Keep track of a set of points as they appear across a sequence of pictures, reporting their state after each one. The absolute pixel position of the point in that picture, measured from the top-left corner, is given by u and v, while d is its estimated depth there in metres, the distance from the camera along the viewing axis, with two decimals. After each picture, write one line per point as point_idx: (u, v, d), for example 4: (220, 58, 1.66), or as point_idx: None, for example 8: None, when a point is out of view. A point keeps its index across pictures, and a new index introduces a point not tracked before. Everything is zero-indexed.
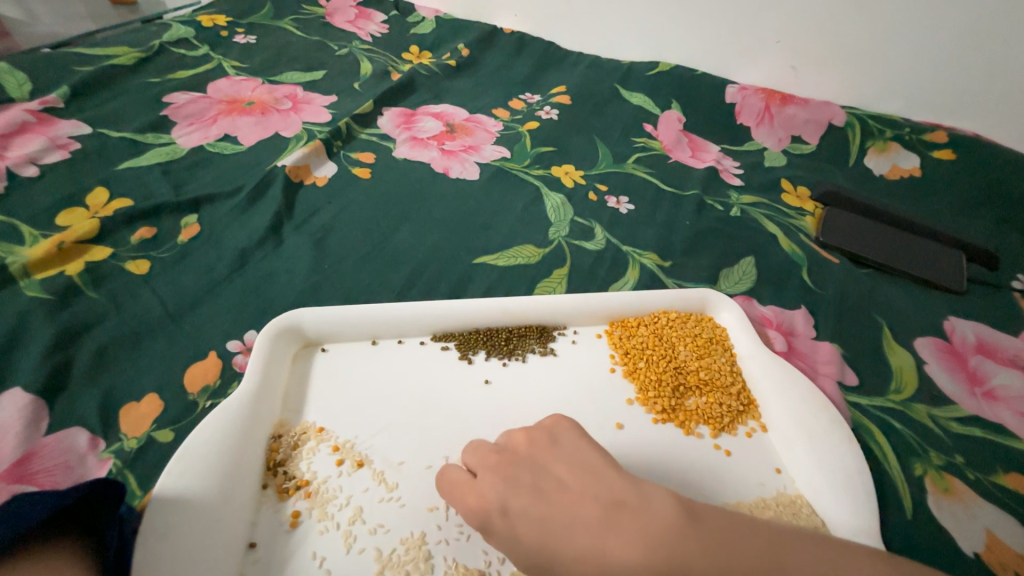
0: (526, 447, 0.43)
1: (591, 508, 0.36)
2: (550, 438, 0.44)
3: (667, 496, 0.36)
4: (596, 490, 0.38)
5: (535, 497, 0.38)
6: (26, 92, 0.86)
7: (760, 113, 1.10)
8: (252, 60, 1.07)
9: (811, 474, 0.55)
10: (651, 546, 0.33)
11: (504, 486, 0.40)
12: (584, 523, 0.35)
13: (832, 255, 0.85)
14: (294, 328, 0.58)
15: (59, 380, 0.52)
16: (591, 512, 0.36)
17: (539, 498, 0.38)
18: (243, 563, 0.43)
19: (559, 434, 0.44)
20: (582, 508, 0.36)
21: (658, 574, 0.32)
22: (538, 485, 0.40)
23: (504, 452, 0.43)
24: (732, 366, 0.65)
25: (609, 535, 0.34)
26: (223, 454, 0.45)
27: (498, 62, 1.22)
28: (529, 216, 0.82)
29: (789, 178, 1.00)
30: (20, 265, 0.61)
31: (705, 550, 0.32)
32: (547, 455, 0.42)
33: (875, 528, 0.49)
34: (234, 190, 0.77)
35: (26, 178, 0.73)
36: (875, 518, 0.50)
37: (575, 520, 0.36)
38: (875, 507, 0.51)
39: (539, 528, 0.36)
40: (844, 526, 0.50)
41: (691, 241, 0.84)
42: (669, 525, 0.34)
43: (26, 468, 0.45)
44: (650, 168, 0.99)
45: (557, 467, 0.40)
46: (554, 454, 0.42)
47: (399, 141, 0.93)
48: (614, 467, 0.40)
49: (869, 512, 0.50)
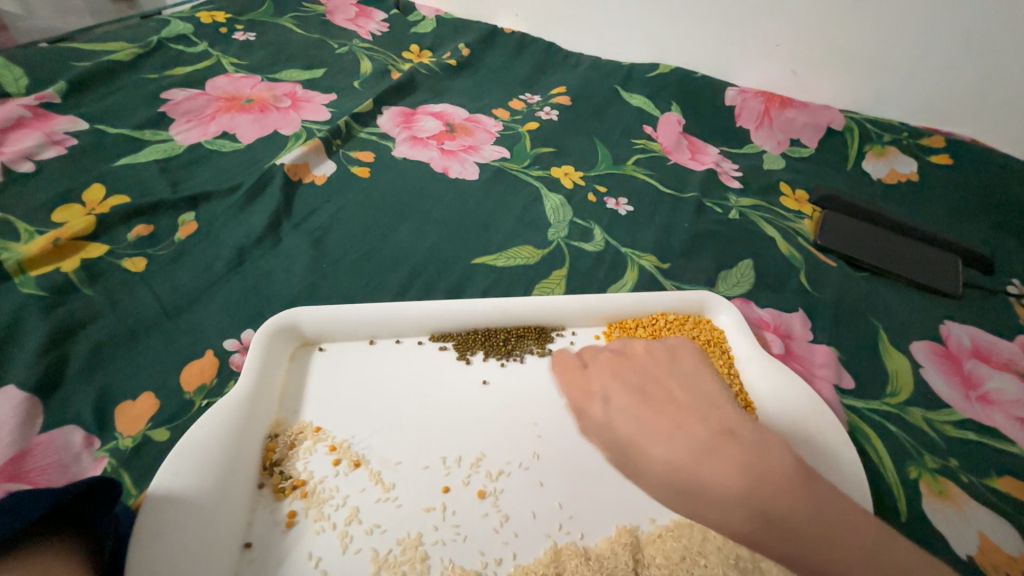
0: (648, 359, 0.55)
1: (702, 431, 0.44)
2: (673, 353, 0.55)
3: (782, 456, 0.41)
4: (710, 419, 0.45)
5: (643, 406, 0.49)
6: (22, 87, 0.85)
7: (759, 116, 1.10)
8: (251, 57, 1.07)
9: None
10: (740, 479, 0.40)
11: (607, 382, 0.53)
12: (684, 441, 0.44)
13: (830, 258, 0.85)
14: (291, 327, 0.58)
15: (53, 378, 0.52)
16: (699, 436, 0.44)
17: (643, 404, 0.49)
18: (238, 563, 0.42)
19: (680, 354, 0.55)
20: (694, 425, 0.45)
21: (749, 500, 0.39)
22: (649, 400, 0.49)
23: (617, 357, 0.56)
24: (730, 368, 0.65)
25: (709, 460, 0.42)
26: (219, 453, 0.45)
27: (499, 62, 1.22)
28: (528, 216, 0.82)
29: (788, 182, 1.00)
30: (15, 261, 0.60)
31: (785, 501, 0.38)
32: (670, 372, 0.53)
33: None
34: (232, 187, 0.77)
35: (23, 174, 0.72)
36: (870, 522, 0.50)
37: (670, 438, 0.45)
38: (871, 510, 0.51)
39: (633, 428, 0.47)
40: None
41: (689, 243, 0.84)
42: (750, 464, 0.40)
43: (20, 466, 0.45)
44: (649, 170, 0.99)
45: (676, 386, 0.50)
46: (675, 374, 0.52)
47: (398, 140, 0.93)
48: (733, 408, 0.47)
49: (864, 515, 0.50)
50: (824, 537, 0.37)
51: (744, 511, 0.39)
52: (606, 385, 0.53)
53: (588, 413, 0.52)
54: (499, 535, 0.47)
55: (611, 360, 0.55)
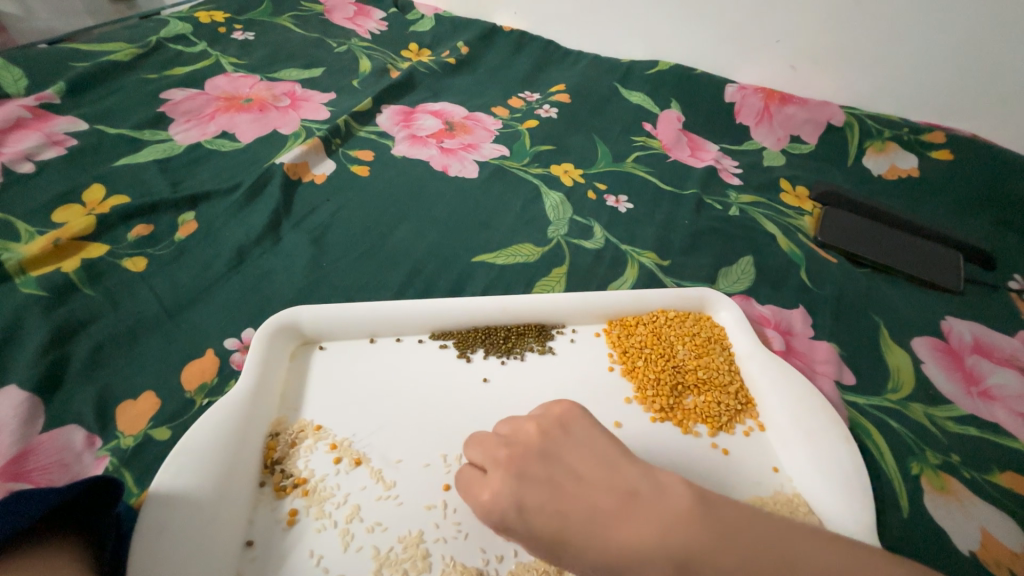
0: (539, 432, 0.43)
1: (606, 500, 0.36)
2: (561, 424, 0.43)
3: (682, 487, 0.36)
4: (607, 482, 0.37)
5: (551, 492, 0.37)
6: (21, 88, 0.85)
7: (759, 112, 1.10)
8: (250, 56, 1.07)
9: (809, 473, 0.55)
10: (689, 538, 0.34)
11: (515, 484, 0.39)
12: (612, 517, 0.36)
13: (831, 255, 0.85)
14: (292, 326, 0.58)
15: (54, 378, 0.52)
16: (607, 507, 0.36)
17: (552, 492, 0.37)
18: (240, 562, 0.42)
19: (569, 422, 0.43)
20: (599, 501, 0.36)
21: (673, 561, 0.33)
22: (552, 477, 0.39)
23: (515, 444, 0.42)
24: (731, 365, 0.65)
25: (628, 531, 0.34)
26: (220, 452, 0.45)
27: (497, 60, 1.21)
28: (528, 214, 0.82)
29: (788, 178, 1.00)
30: (15, 262, 0.60)
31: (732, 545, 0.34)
32: (564, 442, 0.42)
33: (871, 527, 0.49)
34: (232, 187, 0.77)
35: (23, 174, 0.72)
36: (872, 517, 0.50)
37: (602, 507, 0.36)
38: (872, 506, 0.51)
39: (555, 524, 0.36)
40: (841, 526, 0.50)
41: (690, 240, 0.84)
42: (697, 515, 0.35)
43: (22, 465, 0.45)
44: (649, 167, 0.99)
45: (572, 458, 0.40)
46: (570, 442, 0.41)
47: (398, 138, 0.93)
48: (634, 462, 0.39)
49: (866, 511, 0.50)
50: (778, 573, 0.32)
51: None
52: (505, 486, 0.39)
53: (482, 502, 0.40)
54: (500, 532, 0.47)
55: (510, 457, 0.41)
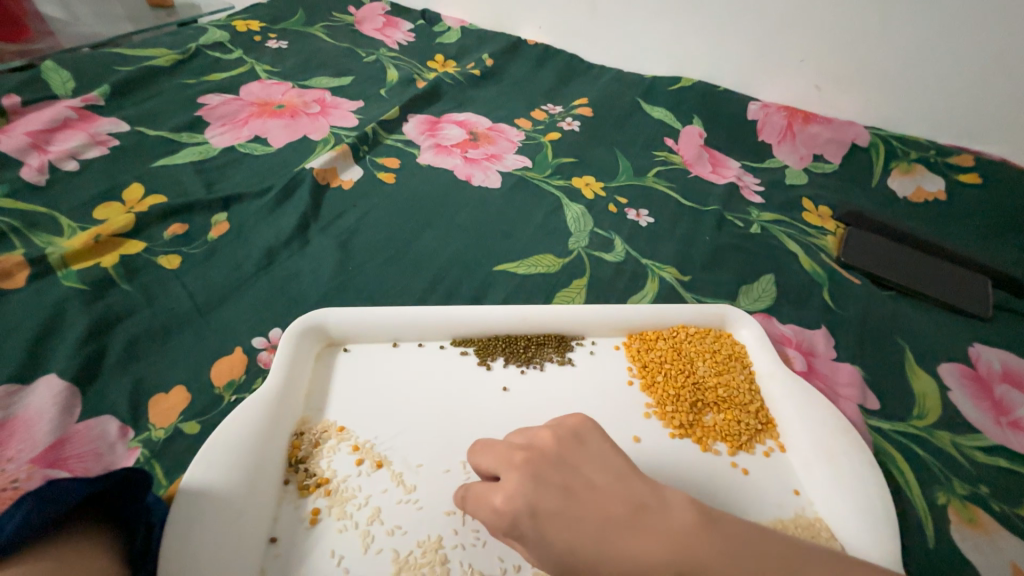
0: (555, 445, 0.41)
1: (618, 508, 0.35)
2: (576, 432, 0.42)
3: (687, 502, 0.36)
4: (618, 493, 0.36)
5: (563, 497, 0.36)
6: (69, 90, 0.89)
7: (782, 131, 1.10)
8: (283, 64, 1.10)
9: (832, 497, 0.54)
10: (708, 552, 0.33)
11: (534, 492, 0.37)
12: (604, 530, 0.34)
13: (854, 276, 0.84)
14: (319, 328, 0.59)
15: (90, 369, 0.54)
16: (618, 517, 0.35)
17: (565, 496, 0.36)
18: (264, 558, 0.43)
19: (584, 433, 0.42)
20: (610, 508, 0.35)
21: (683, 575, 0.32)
22: (559, 481, 0.38)
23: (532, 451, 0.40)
24: (751, 384, 0.65)
25: (642, 545, 0.33)
26: (248, 448, 0.46)
27: (521, 73, 1.24)
28: (549, 225, 0.83)
29: (811, 197, 0.99)
30: (58, 255, 0.63)
31: (753, 561, 0.32)
32: (576, 451, 0.40)
33: (896, 556, 0.48)
34: (263, 189, 0.79)
35: (67, 172, 0.76)
36: (898, 545, 0.49)
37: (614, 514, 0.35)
38: (897, 533, 0.50)
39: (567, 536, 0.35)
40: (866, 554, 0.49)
41: (710, 256, 0.84)
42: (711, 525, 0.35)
43: (59, 452, 0.46)
44: (670, 182, 0.99)
45: (587, 467, 0.38)
46: (583, 452, 0.40)
47: (423, 147, 0.95)
48: (640, 475, 0.38)
49: (891, 539, 0.49)
50: None
51: None
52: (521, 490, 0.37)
53: (491, 507, 0.38)
54: None
55: (527, 460, 0.39)
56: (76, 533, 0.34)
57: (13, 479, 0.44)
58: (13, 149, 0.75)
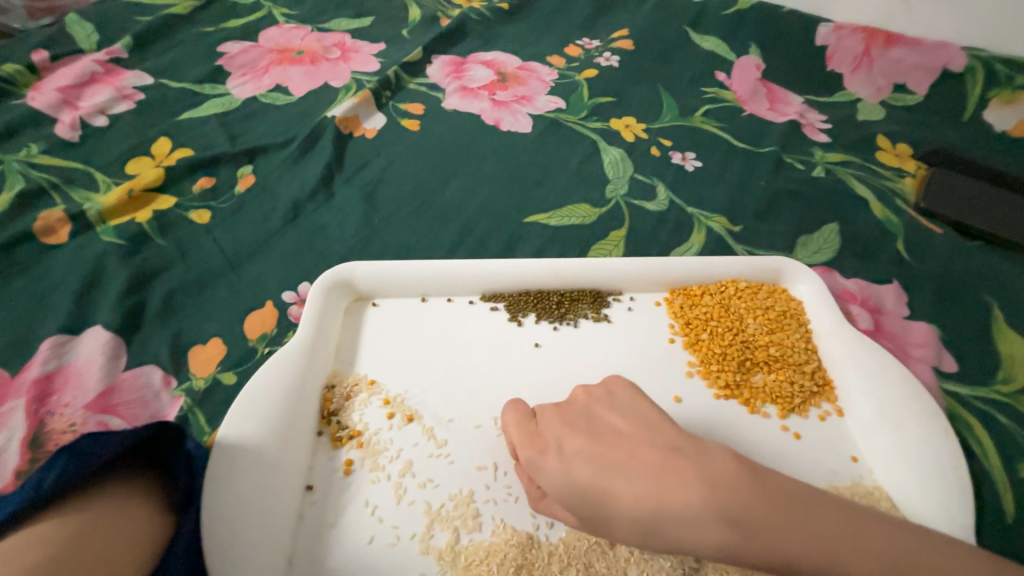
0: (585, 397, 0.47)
1: (648, 454, 0.40)
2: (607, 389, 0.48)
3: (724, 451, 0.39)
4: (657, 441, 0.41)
5: (590, 440, 0.42)
6: (93, 43, 0.88)
7: (857, 57, 0.95)
8: (301, 6, 1.04)
9: (895, 465, 0.50)
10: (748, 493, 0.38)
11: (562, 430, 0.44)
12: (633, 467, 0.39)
13: (935, 224, 0.74)
14: (346, 282, 0.58)
15: (132, 322, 0.55)
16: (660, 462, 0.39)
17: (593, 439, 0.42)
18: (302, 505, 0.44)
19: (614, 389, 0.47)
20: (640, 453, 0.40)
21: (713, 513, 0.36)
22: (599, 432, 0.43)
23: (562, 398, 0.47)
24: (808, 343, 0.59)
25: (671, 485, 0.37)
26: (281, 401, 0.46)
27: (554, 3, 1.12)
28: (584, 172, 0.76)
29: (887, 135, 0.87)
30: (96, 211, 0.64)
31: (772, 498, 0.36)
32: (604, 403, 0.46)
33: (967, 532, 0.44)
34: (286, 140, 0.77)
35: (98, 128, 0.76)
36: (968, 519, 0.45)
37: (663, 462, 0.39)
38: (973, 512, 0.45)
39: (592, 469, 0.40)
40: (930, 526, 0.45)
41: (765, 203, 0.75)
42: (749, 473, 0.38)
43: (109, 399, 0.49)
44: (721, 121, 0.89)
45: (613, 416, 0.44)
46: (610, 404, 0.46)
47: (448, 91, 0.89)
48: (672, 424, 0.43)
49: (965, 517, 0.45)
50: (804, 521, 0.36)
51: (718, 525, 0.35)
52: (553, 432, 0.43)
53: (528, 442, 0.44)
54: None
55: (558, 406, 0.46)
56: (113, 484, 0.34)
57: (71, 423, 0.46)
58: (47, 106, 0.76)
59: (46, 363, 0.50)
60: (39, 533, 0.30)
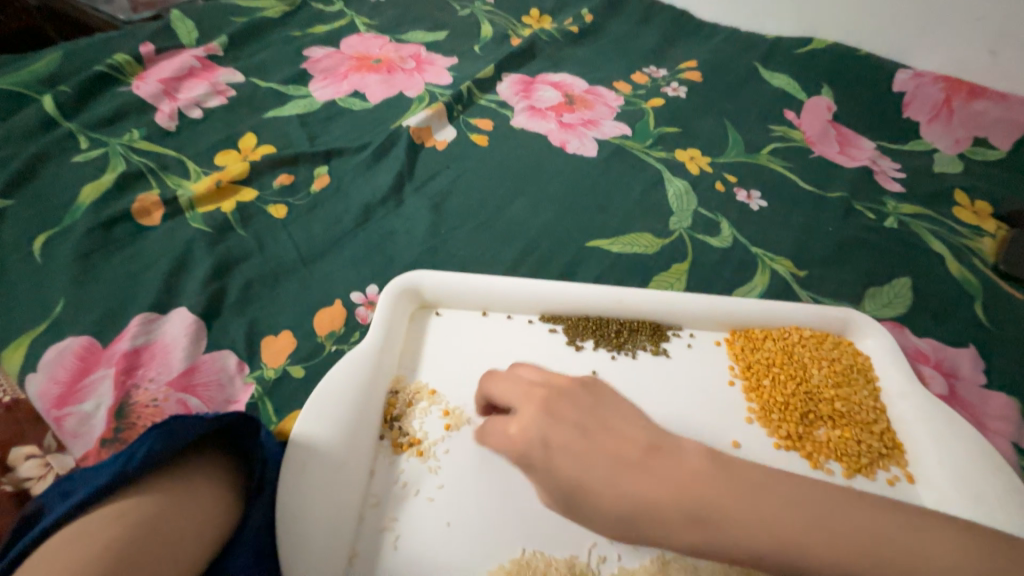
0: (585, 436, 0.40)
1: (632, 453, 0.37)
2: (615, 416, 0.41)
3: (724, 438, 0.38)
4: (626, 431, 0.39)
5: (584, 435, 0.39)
6: (192, 40, 0.94)
7: (937, 107, 0.94)
8: (381, 17, 1.09)
9: (945, 491, 0.50)
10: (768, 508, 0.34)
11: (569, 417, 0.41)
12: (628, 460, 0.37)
13: (1014, 289, 0.70)
14: (414, 289, 0.59)
15: (214, 307, 0.58)
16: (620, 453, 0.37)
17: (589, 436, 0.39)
18: (363, 506, 0.46)
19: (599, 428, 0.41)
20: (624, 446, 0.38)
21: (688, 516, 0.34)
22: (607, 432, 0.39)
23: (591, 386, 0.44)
24: (876, 402, 0.57)
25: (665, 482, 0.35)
26: (350, 402, 0.48)
27: (624, 30, 1.13)
28: (648, 201, 0.77)
29: (965, 190, 0.83)
30: (187, 198, 0.68)
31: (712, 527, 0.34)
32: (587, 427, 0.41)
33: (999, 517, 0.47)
34: (362, 145, 0.80)
35: (192, 119, 0.81)
36: (1004, 498, 0.48)
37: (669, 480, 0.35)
38: (993, 483, 0.49)
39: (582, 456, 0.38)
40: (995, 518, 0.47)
41: (833, 250, 0.73)
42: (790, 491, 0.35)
43: (189, 379, 0.52)
44: (789, 161, 0.87)
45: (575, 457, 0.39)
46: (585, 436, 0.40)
47: (517, 109, 0.91)
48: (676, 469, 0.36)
49: (999, 499, 0.48)
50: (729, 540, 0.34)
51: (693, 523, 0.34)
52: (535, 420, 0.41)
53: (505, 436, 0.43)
54: (613, 545, 0.45)
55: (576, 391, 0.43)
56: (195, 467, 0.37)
57: (154, 398, 0.50)
58: (149, 96, 0.82)
59: (136, 337, 0.54)
60: (121, 506, 0.33)
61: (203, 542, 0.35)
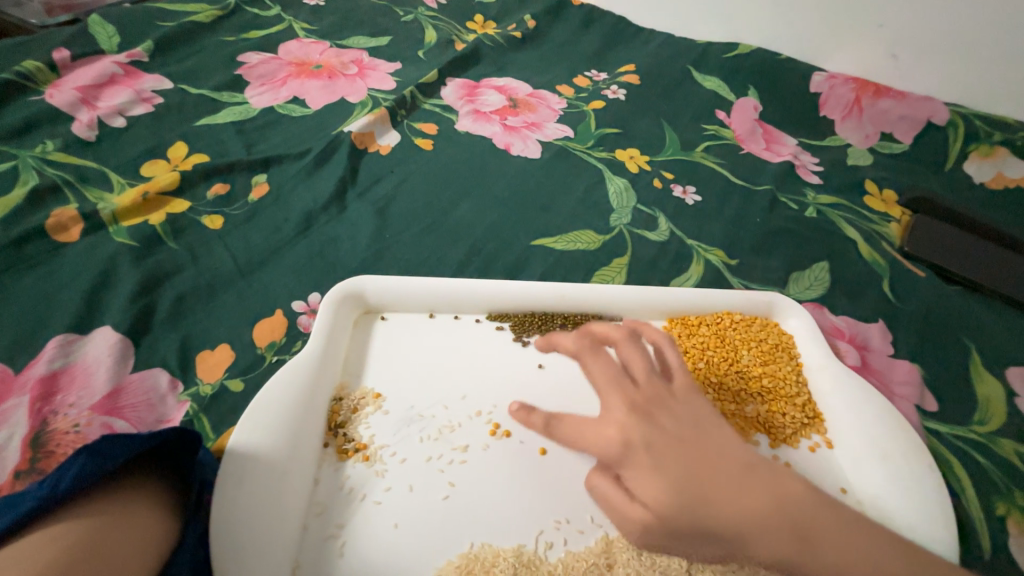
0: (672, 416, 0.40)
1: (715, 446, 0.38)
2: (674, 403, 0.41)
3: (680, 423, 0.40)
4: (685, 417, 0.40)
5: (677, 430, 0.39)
6: (114, 45, 0.89)
7: (848, 105, 1.02)
8: (321, 22, 1.07)
9: (857, 454, 0.55)
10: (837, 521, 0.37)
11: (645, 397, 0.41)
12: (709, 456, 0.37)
13: (917, 267, 0.78)
14: (357, 295, 0.59)
15: (142, 324, 0.55)
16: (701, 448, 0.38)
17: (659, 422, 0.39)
18: (306, 516, 0.45)
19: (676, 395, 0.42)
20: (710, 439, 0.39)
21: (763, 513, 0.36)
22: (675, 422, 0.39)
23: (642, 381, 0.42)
24: (799, 377, 0.62)
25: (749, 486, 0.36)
26: (290, 412, 0.47)
27: (565, 35, 1.17)
28: (590, 200, 0.79)
29: (874, 180, 0.91)
30: (110, 212, 0.65)
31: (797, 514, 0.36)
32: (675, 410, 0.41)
33: (901, 473, 0.52)
34: (302, 152, 0.78)
35: (115, 128, 0.77)
36: (910, 454, 0.54)
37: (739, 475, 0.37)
38: (904, 443, 0.54)
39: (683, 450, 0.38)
40: (900, 470, 0.53)
41: (761, 239, 0.79)
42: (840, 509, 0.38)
43: (115, 401, 0.49)
44: (720, 158, 0.93)
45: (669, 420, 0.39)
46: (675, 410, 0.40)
47: (461, 113, 0.92)
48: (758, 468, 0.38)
49: (905, 458, 0.53)
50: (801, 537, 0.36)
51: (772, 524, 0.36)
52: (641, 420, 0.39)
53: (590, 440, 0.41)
54: (559, 531, 0.47)
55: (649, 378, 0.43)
56: (127, 487, 0.36)
57: (75, 423, 0.47)
58: (64, 105, 0.77)
59: (53, 360, 0.51)
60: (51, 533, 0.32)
61: (143, 562, 0.34)
